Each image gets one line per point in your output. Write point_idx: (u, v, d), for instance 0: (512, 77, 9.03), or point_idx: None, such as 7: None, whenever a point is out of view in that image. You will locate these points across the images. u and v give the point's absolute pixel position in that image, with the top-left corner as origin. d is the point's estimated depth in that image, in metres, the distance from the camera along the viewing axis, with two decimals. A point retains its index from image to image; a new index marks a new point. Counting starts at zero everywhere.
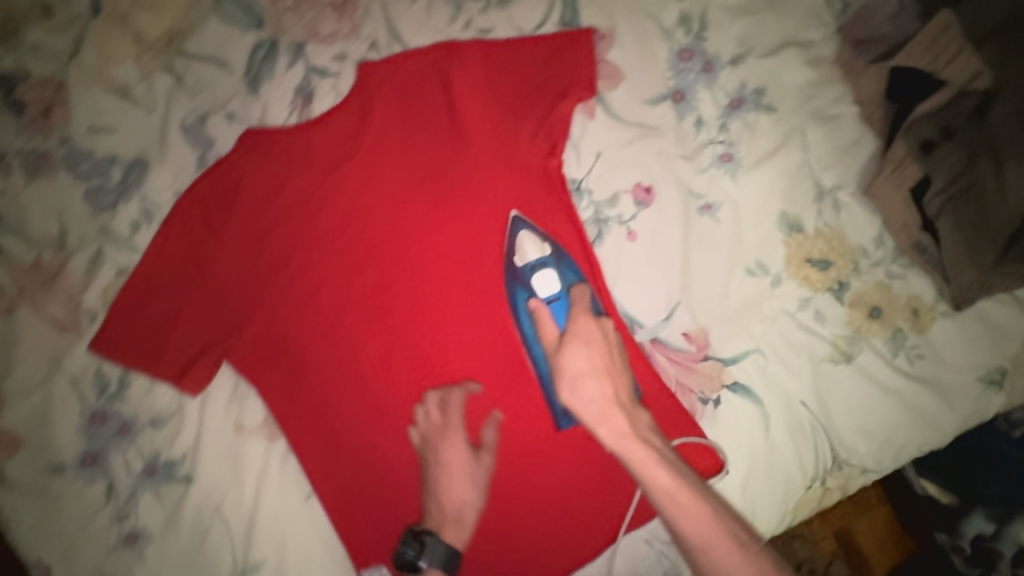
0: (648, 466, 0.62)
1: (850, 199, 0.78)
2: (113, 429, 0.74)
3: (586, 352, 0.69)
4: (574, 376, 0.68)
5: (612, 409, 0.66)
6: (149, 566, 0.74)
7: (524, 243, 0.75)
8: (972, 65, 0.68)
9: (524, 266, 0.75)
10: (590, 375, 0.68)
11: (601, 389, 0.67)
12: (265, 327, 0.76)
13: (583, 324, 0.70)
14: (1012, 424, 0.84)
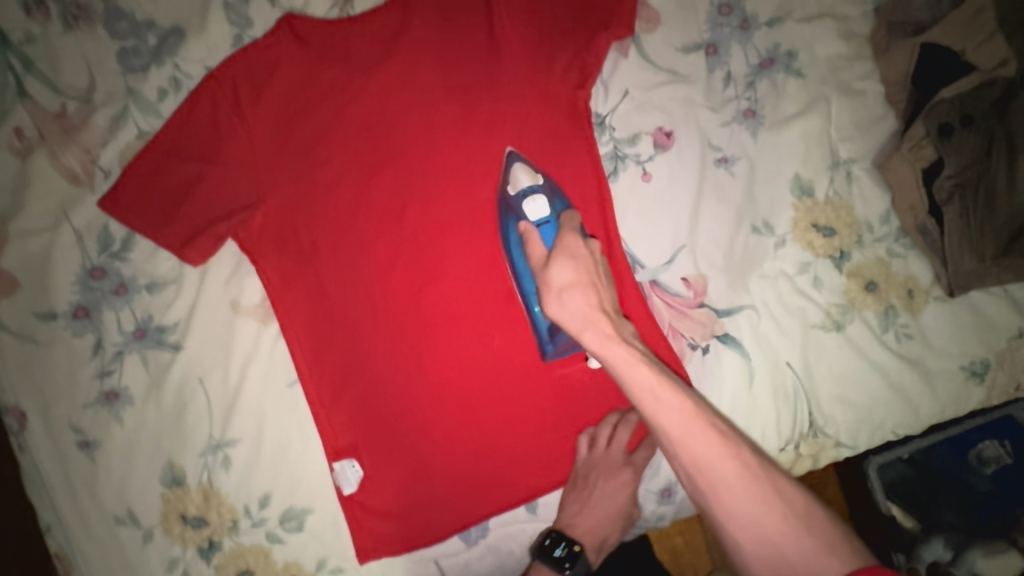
0: (634, 368, 0.58)
1: (862, 173, 0.80)
2: (110, 286, 0.75)
3: (572, 261, 0.66)
4: (558, 287, 0.64)
5: (596, 317, 0.62)
6: (125, 426, 0.74)
7: (518, 173, 0.75)
8: (1000, 52, 0.69)
9: (515, 195, 0.75)
10: (573, 280, 0.64)
11: (587, 299, 0.63)
12: (275, 211, 0.76)
13: (571, 240, 0.67)
14: (982, 460, 0.94)
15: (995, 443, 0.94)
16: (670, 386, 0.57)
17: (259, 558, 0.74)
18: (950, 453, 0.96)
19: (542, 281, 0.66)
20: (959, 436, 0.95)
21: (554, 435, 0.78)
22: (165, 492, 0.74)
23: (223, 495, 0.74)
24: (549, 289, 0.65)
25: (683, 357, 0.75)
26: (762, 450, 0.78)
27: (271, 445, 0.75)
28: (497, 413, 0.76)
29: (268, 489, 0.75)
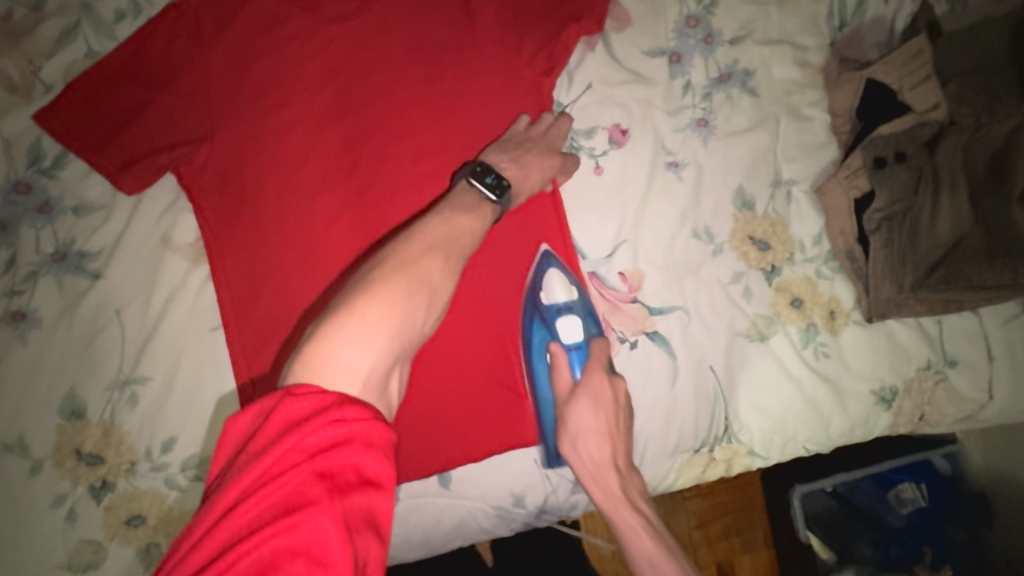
0: (632, 530, 0.71)
1: (802, 194, 0.84)
2: (34, 204, 0.72)
3: (600, 412, 0.73)
4: (576, 432, 0.73)
5: (606, 471, 0.73)
6: (28, 349, 0.70)
7: (552, 280, 0.76)
8: (932, 94, 0.75)
9: (547, 306, 0.76)
10: (598, 431, 0.73)
11: (602, 450, 0.73)
12: (222, 149, 0.74)
13: (597, 382, 0.74)
14: (900, 501, 1.04)
15: (912, 485, 1.04)
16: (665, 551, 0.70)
17: (153, 504, 0.71)
18: (873, 490, 1.05)
19: (564, 417, 0.74)
20: (884, 476, 1.05)
21: (479, 409, 0.77)
22: (61, 425, 0.70)
23: (125, 434, 0.71)
24: (569, 432, 0.74)
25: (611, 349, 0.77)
26: (676, 448, 0.80)
27: (183, 389, 0.73)
28: (425, 381, 0.75)
29: (173, 433, 0.72)
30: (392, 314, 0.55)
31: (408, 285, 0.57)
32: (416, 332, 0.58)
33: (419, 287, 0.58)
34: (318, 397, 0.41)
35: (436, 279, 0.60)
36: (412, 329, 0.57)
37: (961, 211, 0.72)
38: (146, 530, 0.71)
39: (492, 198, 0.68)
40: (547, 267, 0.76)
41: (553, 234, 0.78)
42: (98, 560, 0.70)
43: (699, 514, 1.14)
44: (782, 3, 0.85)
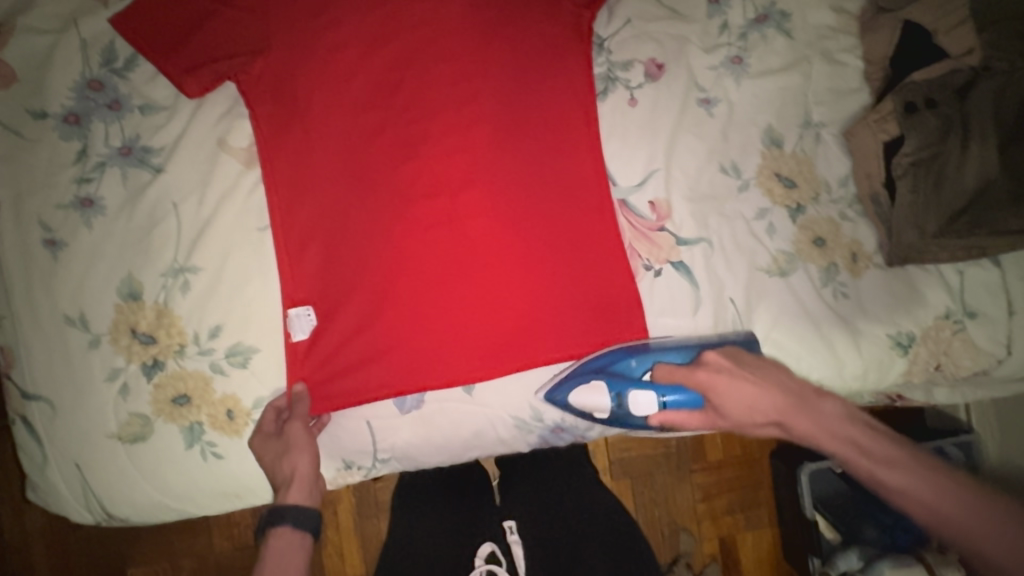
0: (882, 468, 0.65)
1: (831, 137, 0.86)
2: (105, 100, 0.77)
3: (745, 378, 0.71)
4: (744, 404, 0.70)
5: (781, 404, 0.70)
6: (94, 234, 0.76)
7: (584, 398, 0.78)
8: (967, 40, 0.76)
9: (614, 409, 0.78)
10: (760, 389, 0.70)
11: (764, 395, 0.70)
12: (280, 63, 0.80)
13: (711, 371, 0.72)
14: None
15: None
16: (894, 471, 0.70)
17: (198, 385, 0.77)
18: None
19: (721, 408, 0.72)
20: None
21: (504, 322, 0.80)
22: (119, 305, 0.76)
23: (176, 318, 0.77)
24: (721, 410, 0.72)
25: (634, 275, 0.81)
26: None
27: (231, 280, 0.78)
28: (466, 290, 0.80)
29: (218, 321, 0.78)
30: (301, 454, 0.74)
31: (272, 451, 0.75)
32: (297, 436, 0.75)
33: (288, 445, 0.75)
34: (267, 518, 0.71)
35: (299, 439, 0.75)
36: (295, 439, 0.75)
37: (988, 159, 0.75)
38: (190, 409, 0.77)
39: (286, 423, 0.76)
40: (564, 394, 0.79)
41: (586, 164, 0.82)
42: (145, 433, 0.76)
43: (705, 487, 1.20)
44: None
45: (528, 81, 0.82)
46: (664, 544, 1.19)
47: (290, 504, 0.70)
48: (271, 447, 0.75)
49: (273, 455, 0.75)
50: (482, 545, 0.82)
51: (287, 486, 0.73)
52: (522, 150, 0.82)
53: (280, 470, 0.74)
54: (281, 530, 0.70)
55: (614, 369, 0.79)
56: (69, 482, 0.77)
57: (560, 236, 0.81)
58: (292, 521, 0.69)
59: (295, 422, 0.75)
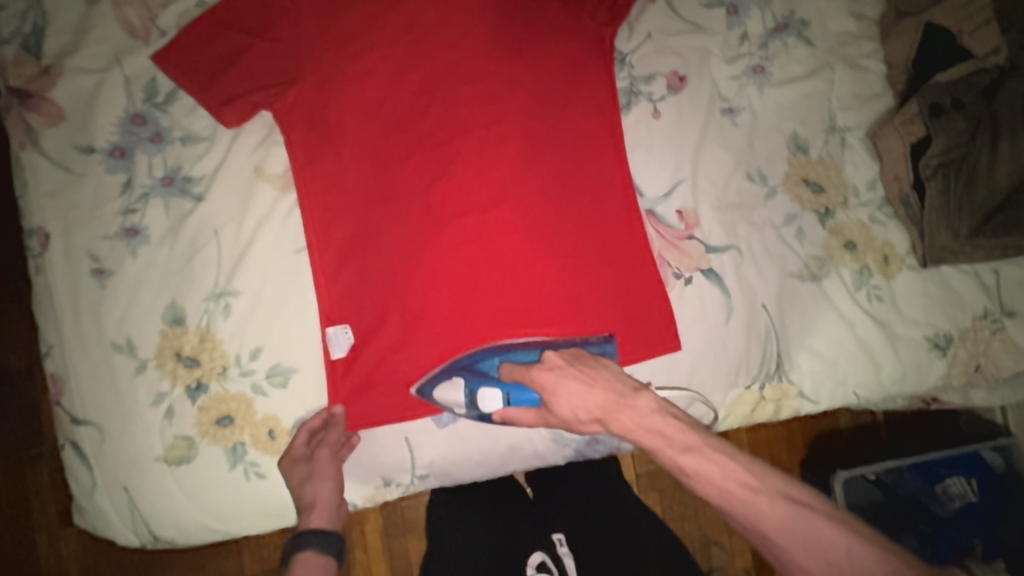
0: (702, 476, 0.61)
1: (856, 141, 0.86)
2: (147, 133, 0.80)
3: (573, 376, 0.72)
4: (563, 397, 0.71)
5: (615, 404, 0.69)
6: (139, 262, 0.79)
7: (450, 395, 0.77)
8: (992, 41, 0.76)
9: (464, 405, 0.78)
10: (586, 390, 0.70)
11: (603, 397, 0.69)
12: (313, 91, 0.83)
13: (547, 373, 0.73)
14: (948, 495, 1.05)
15: (962, 479, 1.05)
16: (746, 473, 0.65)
17: (241, 406, 0.79)
18: (920, 482, 1.07)
19: (550, 406, 0.72)
20: (930, 468, 1.07)
21: (537, 335, 0.80)
22: (163, 330, 0.78)
23: (218, 341, 0.79)
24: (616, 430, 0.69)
25: (666, 284, 0.81)
26: (728, 385, 0.83)
27: (270, 303, 0.80)
28: (497, 304, 0.81)
29: (259, 343, 0.79)
30: (326, 483, 0.77)
31: (298, 476, 0.77)
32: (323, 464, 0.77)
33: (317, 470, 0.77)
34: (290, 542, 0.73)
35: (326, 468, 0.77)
36: (322, 467, 0.77)
37: (1018, 157, 0.77)
38: (233, 429, 0.79)
39: (315, 449, 0.78)
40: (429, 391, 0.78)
41: (612, 175, 0.83)
42: (190, 454, 0.78)
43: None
44: None
45: (551, 97, 0.83)
46: (697, 557, 1.17)
47: (314, 530, 0.72)
48: (299, 473, 0.77)
49: (300, 479, 0.77)
50: (532, 555, 0.81)
51: (310, 511, 0.75)
52: (548, 164, 0.83)
53: (305, 494, 0.76)
54: (305, 556, 0.71)
55: (478, 367, 0.77)
56: (117, 505, 0.78)
57: (590, 247, 0.82)
58: (315, 545, 0.71)
59: (324, 449, 0.78)
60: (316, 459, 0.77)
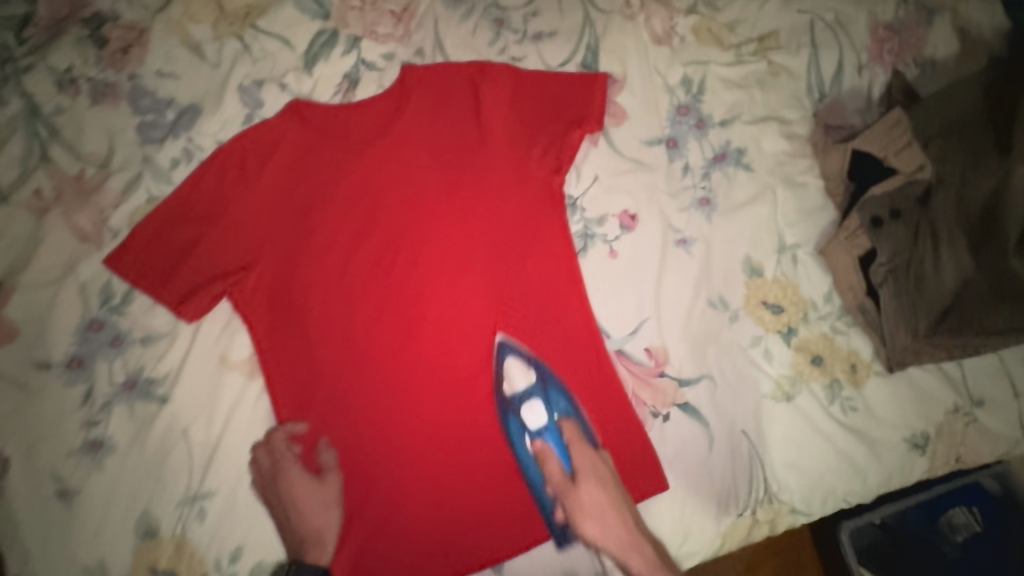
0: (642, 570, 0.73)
1: (807, 256, 0.88)
2: (106, 338, 0.79)
3: (602, 484, 0.77)
4: (586, 509, 0.76)
5: (622, 530, 0.75)
6: (106, 474, 0.76)
7: (512, 368, 0.82)
8: (917, 158, 0.81)
9: (512, 396, 0.81)
10: (606, 511, 0.75)
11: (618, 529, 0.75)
12: (274, 270, 0.83)
13: (584, 452, 0.79)
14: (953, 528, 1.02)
15: (964, 509, 1.02)
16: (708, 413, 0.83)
17: None
18: (924, 518, 1.03)
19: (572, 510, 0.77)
20: (934, 501, 1.03)
21: (524, 494, 0.80)
22: (136, 546, 0.75)
23: (195, 548, 0.76)
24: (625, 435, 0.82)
25: (645, 425, 0.81)
26: (720, 515, 0.82)
27: (247, 501, 0.77)
28: (481, 466, 0.80)
29: (238, 543, 0.76)
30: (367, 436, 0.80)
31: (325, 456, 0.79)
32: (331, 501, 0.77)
33: (371, 380, 0.81)
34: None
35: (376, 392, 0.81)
36: (332, 495, 0.77)
37: (962, 259, 0.79)
38: None
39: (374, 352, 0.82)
40: (504, 353, 0.82)
41: (578, 321, 0.83)
42: None
43: (746, 558, 1.08)
44: (766, 84, 0.91)
45: (509, 250, 0.85)
46: None
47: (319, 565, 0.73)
48: (357, 372, 0.81)
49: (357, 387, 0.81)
50: None
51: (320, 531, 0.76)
52: (516, 318, 0.84)
53: (307, 524, 0.75)
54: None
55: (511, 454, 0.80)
56: None
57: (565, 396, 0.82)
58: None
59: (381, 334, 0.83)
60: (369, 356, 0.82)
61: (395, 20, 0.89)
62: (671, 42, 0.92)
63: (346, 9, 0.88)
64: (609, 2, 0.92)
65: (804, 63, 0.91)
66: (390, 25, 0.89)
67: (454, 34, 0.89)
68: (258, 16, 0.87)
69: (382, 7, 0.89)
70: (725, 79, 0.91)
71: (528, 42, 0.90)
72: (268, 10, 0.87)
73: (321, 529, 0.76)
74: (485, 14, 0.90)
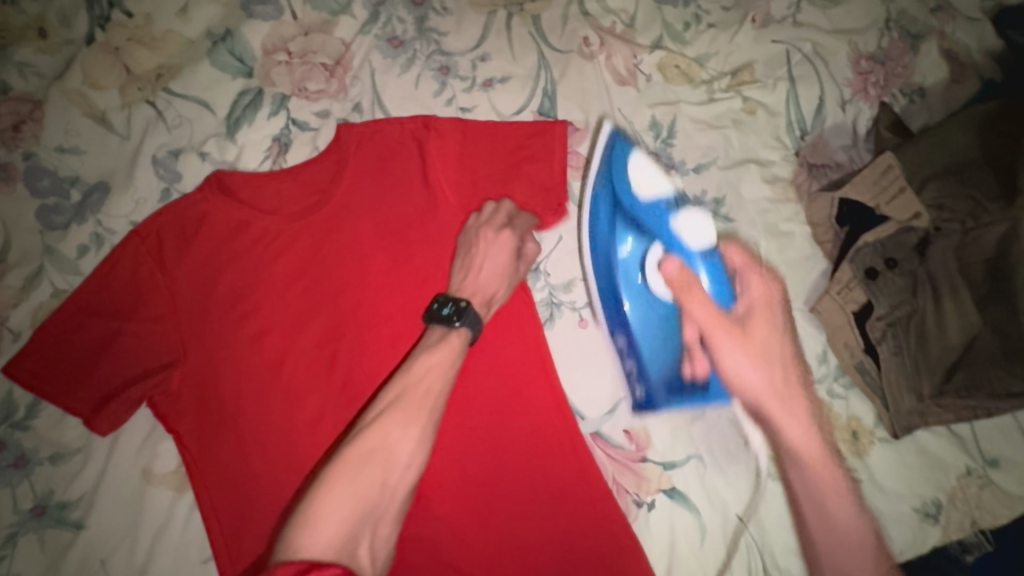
0: (786, 419, 0.70)
1: (797, 314, 0.80)
2: (8, 459, 0.69)
3: (778, 342, 0.71)
4: (762, 342, 0.71)
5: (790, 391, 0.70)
6: None
7: (642, 163, 0.79)
8: (912, 206, 0.72)
9: (641, 198, 0.78)
10: (749, 364, 0.69)
11: (773, 378, 0.69)
12: (201, 369, 0.72)
13: (756, 278, 0.77)
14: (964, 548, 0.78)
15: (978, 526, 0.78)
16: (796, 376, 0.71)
17: None
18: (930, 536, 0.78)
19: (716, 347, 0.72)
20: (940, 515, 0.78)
21: None
22: None
23: None
24: (713, 328, 0.73)
25: (626, 517, 0.73)
26: None
27: None
28: None
29: None
30: (418, 444, 0.56)
31: (384, 459, 0.54)
32: (404, 484, 0.54)
33: (445, 367, 0.61)
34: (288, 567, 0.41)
35: (448, 393, 0.61)
36: (398, 481, 0.54)
37: (968, 314, 0.69)
38: None
39: (458, 323, 0.65)
40: (624, 147, 0.80)
41: (548, 405, 0.74)
42: None
43: None
44: (741, 123, 0.83)
45: None
46: None
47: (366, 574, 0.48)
48: (433, 339, 0.65)
49: (427, 378, 0.60)
50: None
51: (358, 542, 0.49)
52: (481, 408, 0.74)
53: None
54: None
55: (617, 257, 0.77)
56: None
57: (538, 491, 0.72)
58: None
59: (476, 319, 0.66)
60: (463, 333, 0.65)
61: (327, 73, 0.80)
62: (636, 82, 0.83)
63: (271, 65, 0.79)
64: (564, 42, 0.84)
65: (781, 99, 0.84)
66: (322, 80, 0.80)
67: (394, 87, 0.80)
68: (172, 78, 0.78)
69: (312, 61, 0.80)
70: (697, 120, 0.83)
71: (477, 89, 0.81)
72: (183, 71, 0.78)
73: (380, 507, 0.52)
74: (428, 62, 0.82)
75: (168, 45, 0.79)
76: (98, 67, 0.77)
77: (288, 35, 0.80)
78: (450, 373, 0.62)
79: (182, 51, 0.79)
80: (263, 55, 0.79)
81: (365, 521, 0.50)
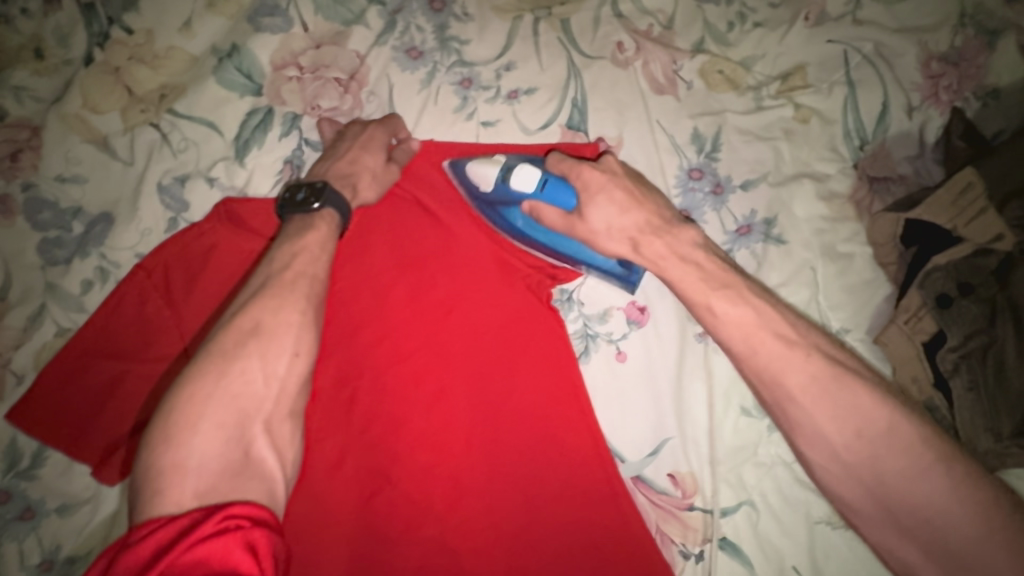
0: (686, 279, 0.60)
1: (858, 344, 0.72)
2: (14, 511, 0.65)
3: (611, 209, 0.63)
4: (603, 224, 0.64)
5: (643, 236, 0.62)
6: None
7: (475, 170, 0.70)
8: (994, 226, 0.64)
9: (493, 190, 0.69)
10: (618, 222, 0.63)
11: (632, 224, 0.63)
12: None
13: (591, 174, 0.64)
14: None
15: None
16: (728, 297, 0.57)
17: None
18: None
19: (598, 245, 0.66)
20: None
21: None
22: None
23: None
24: (597, 234, 0.64)
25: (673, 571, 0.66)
26: None
27: None
28: None
29: None
30: (300, 331, 0.53)
31: (261, 345, 0.50)
32: (290, 384, 0.51)
33: (318, 252, 0.58)
34: (172, 523, 0.38)
35: (326, 274, 0.58)
36: (283, 378, 0.50)
37: None
38: None
39: (318, 205, 0.61)
40: (464, 165, 0.71)
41: (582, 443, 0.68)
42: None
43: None
44: (793, 133, 0.76)
45: (496, 363, 0.70)
46: None
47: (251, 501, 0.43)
48: (295, 227, 0.60)
49: (295, 264, 0.56)
50: None
51: (250, 443, 0.47)
52: (510, 446, 0.69)
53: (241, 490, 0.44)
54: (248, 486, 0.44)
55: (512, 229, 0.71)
56: None
57: (575, 542, 0.66)
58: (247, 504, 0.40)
59: (338, 197, 0.62)
60: (329, 215, 0.61)
61: (340, 89, 0.74)
62: (676, 90, 0.76)
63: (281, 81, 0.73)
64: (596, 48, 0.77)
65: (838, 105, 0.76)
66: (336, 96, 0.74)
67: (412, 103, 0.74)
68: (176, 98, 0.73)
69: (325, 76, 0.74)
70: (744, 131, 0.76)
71: (501, 102, 0.75)
72: (187, 91, 0.73)
73: (269, 409, 0.49)
74: (449, 74, 0.75)
75: (172, 64, 0.74)
76: (98, 89, 0.72)
77: (299, 48, 0.74)
78: (326, 251, 0.59)
79: (187, 69, 0.74)
80: (272, 71, 0.73)
81: (253, 417, 0.47)
